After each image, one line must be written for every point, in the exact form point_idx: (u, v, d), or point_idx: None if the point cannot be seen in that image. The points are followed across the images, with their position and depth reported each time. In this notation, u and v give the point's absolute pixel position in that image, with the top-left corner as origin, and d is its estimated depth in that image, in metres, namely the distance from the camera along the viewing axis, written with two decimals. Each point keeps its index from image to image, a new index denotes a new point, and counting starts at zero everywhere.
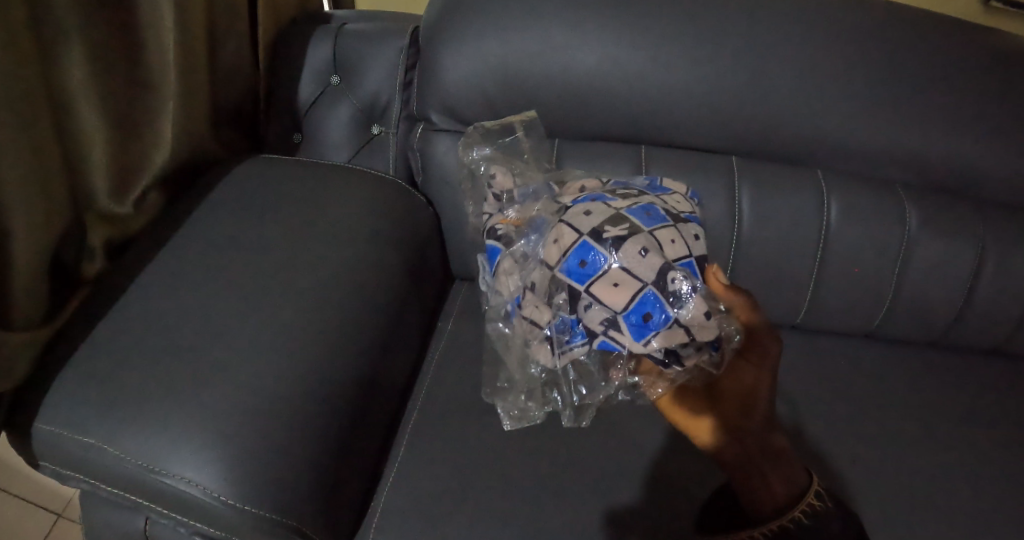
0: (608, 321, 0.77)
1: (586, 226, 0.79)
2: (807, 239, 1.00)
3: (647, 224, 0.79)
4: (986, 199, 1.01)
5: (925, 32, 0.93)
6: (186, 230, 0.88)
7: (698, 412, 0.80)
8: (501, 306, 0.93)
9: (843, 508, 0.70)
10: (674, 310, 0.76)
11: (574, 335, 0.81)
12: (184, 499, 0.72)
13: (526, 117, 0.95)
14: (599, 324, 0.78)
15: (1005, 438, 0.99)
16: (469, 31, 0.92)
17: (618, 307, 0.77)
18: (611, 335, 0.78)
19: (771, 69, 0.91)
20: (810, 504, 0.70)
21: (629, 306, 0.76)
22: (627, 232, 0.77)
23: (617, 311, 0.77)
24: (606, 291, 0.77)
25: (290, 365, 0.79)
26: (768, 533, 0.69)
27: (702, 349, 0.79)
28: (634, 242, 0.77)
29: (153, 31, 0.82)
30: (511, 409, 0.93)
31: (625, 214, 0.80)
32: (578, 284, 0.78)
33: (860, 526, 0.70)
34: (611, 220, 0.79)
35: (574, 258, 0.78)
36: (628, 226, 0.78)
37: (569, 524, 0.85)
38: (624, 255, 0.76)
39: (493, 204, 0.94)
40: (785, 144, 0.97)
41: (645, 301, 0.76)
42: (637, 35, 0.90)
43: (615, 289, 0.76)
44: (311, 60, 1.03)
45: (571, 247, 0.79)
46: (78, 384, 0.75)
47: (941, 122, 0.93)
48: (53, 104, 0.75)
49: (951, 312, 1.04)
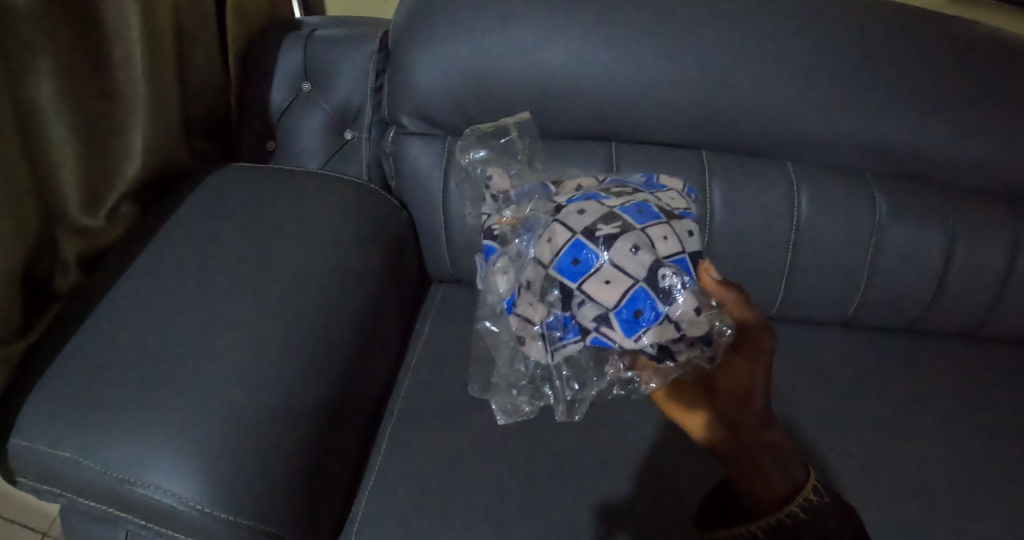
0: (600, 317, 0.76)
1: (578, 225, 0.78)
2: (779, 231, 1.01)
3: (639, 222, 0.77)
4: (956, 185, 1.03)
5: (879, 22, 0.94)
6: (161, 241, 0.88)
7: (694, 405, 0.82)
8: (494, 304, 0.92)
9: (841, 504, 0.69)
10: (665, 307, 0.75)
11: (567, 332, 0.80)
12: (162, 508, 0.71)
13: (519, 119, 0.96)
14: (591, 320, 0.77)
15: (981, 421, 1.01)
16: (437, 33, 0.92)
17: (609, 304, 0.75)
18: (603, 332, 0.76)
19: (732, 61, 0.92)
20: (807, 497, 0.70)
21: (620, 302, 0.75)
22: (620, 230, 0.76)
23: (610, 308, 0.75)
24: (597, 289, 0.75)
25: (263, 371, 0.79)
26: (766, 526, 0.70)
27: (694, 344, 0.79)
28: (626, 239, 0.75)
29: (122, 36, 0.82)
30: (504, 405, 0.93)
31: (618, 212, 0.78)
32: (570, 281, 0.77)
33: (857, 520, 0.69)
34: (603, 218, 0.77)
35: (566, 256, 0.77)
36: (620, 224, 0.76)
37: (551, 519, 0.86)
38: (616, 252, 0.75)
39: (490, 205, 0.92)
40: (753, 136, 0.98)
41: (637, 298, 0.75)
42: (597, 31, 0.91)
43: (607, 286, 0.75)
44: (282, 66, 1.03)
45: (564, 246, 0.77)
46: (50, 398, 0.75)
47: (897, 109, 0.95)
48: (19, 113, 0.75)
49: (924, 298, 1.05)
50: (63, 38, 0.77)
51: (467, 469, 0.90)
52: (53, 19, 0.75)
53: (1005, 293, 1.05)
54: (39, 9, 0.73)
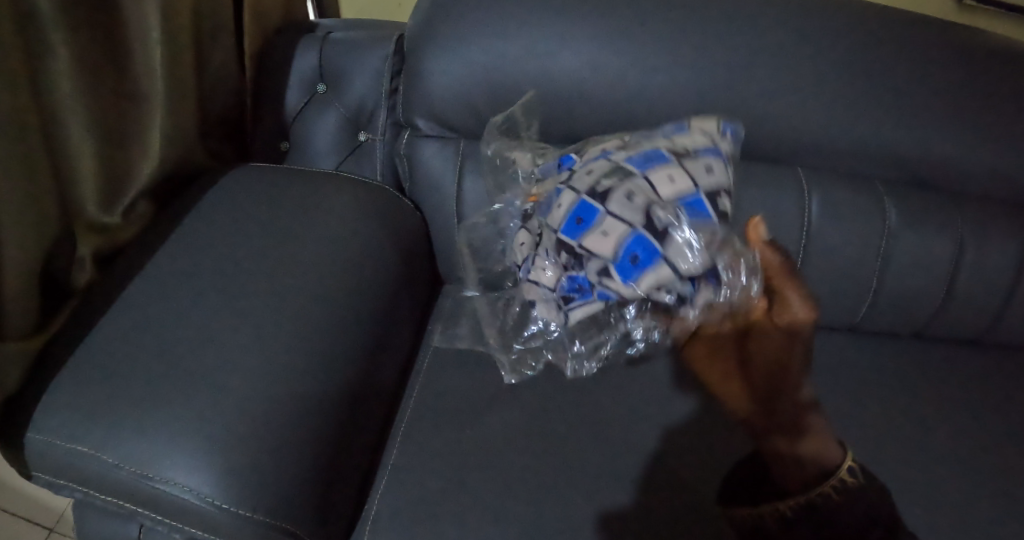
0: (602, 270, 0.87)
1: (582, 185, 0.88)
2: (790, 236, 1.02)
3: (640, 169, 0.86)
4: (963, 192, 1.04)
5: (890, 29, 0.95)
6: (177, 240, 0.88)
7: (730, 371, 0.92)
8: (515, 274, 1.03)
9: (869, 486, 0.73)
10: (661, 248, 0.84)
11: (583, 292, 0.91)
12: (179, 504, 0.71)
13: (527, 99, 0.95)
14: (595, 275, 0.88)
15: (988, 428, 1.01)
16: (453, 36, 0.93)
17: (607, 255, 0.86)
18: (605, 284, 0.87)
19: (746, 67, 0.93)
20: (841, 481, 0.73)
21: (618, 251, 0.85)
22: (619, 181, 0.86)
23: (609, 258, 0.86)
24: (597, 241, 0.86)
25: (279, 370, 0.79)
26: (795, 506, 0.73)
27: (701, 281, 0.88)
28: (622, 188, 0.86)
29: (142, 39, 0.82)
30: (510, 362, 1.01)
31: (623, 164, 0.88)
32: (573, 237, 0.87)
33: (887, 504, 0.73)
34: (607, 174, 0.88)
35: (571, 215, 0.87)
36: (621, 174, 0.87)
37: (564, 520, 0.86)
38: (613, 203, 0.86)
39: (522, 181, 0.99)
40: (767, 142, 0.99)
41: (632, 244, 0.85)
42: (612, 37, 0.92)
43: (604, 237, 0.85)
44: (297, 68, 1.04)
45: (569, 206, 0.88)
46: (67, 394, 0.75)
47: (908, 116, 0.95)
48: (41, 119, 0.76)
49: (931, 304, 1.06)
50: (84, 43, 0.77)
51: (480, 470, 0.90)
52: (74, 24, 0.76)
53: (1012, 300, 1.06)
54: (62, 14, 0.74)
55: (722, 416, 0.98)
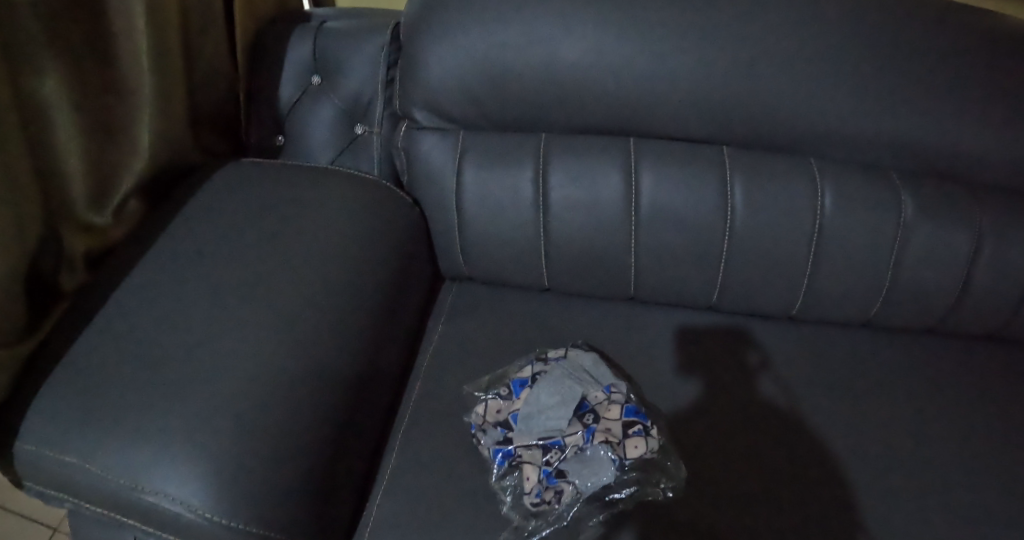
0: (519, 203, 0.97)
1: (512, 161, 0.97)
2: (801, 229, 0.98)
3: (515, 139, 0.98)
4: (983, 183, 0.99)
5: (905, 14, 0.91)
6: (167, 241, 0.86)
7: None
8: (516, 433, 0.88)
9: None
10: (433, 144, 0.97)
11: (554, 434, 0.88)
12: (171, 515, 0.70)
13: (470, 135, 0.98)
14: (558, 203, 0.97)
15: (1009, 428, 0.97)
16: (450, 26, 0.90)
17: (468, 176, 0.97)
18: (516, 218, 0.98)
19: (752, 55, 0.89)
20: None
21: (469, 175, 0.97)
22: (525, 146, 0.97)
23: (474, 181, 0.97)
24: (543, 180, 0.97)
25: (270, 375, 0.77)
26: None
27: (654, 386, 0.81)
28: (460, 150, 0.97)
29: (129, 33, 0.80)
30: (519, 508, 0.85)
31: (523, 139, 0.98)
32: (528, 192, 0.97)
33: None
34: (516, 151, 0.97)
35: (523, 187, 0.97)
36: (521, 140, 0.98)
37: (568, 526, 0.84)
38: (480, 158, 0.97)
39: (526, 206, 0.98)
40: (776, 133, 0.95)
41: (442, 164, 0.98)
42: (613, 25, 0.88)
43: (486, 171, 0.97)
44: (291, 60, 1.01)
45: (511, 172, 0.97)
46: (53, 403, 0.73)
47: (923, 105, 0.91)
48: (26, 117, 0.73)
49: (948, 300, 1.02)
50: (70, 38, 0.75)
51: (481, 475, 0.88)
52: (59, 18, 0.73)
53: None
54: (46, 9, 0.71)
55: (729, 417, 0.95)
